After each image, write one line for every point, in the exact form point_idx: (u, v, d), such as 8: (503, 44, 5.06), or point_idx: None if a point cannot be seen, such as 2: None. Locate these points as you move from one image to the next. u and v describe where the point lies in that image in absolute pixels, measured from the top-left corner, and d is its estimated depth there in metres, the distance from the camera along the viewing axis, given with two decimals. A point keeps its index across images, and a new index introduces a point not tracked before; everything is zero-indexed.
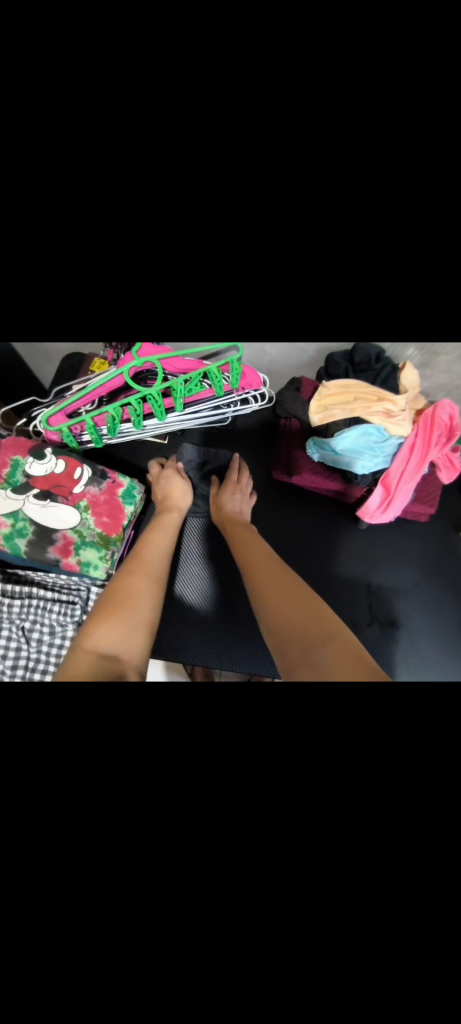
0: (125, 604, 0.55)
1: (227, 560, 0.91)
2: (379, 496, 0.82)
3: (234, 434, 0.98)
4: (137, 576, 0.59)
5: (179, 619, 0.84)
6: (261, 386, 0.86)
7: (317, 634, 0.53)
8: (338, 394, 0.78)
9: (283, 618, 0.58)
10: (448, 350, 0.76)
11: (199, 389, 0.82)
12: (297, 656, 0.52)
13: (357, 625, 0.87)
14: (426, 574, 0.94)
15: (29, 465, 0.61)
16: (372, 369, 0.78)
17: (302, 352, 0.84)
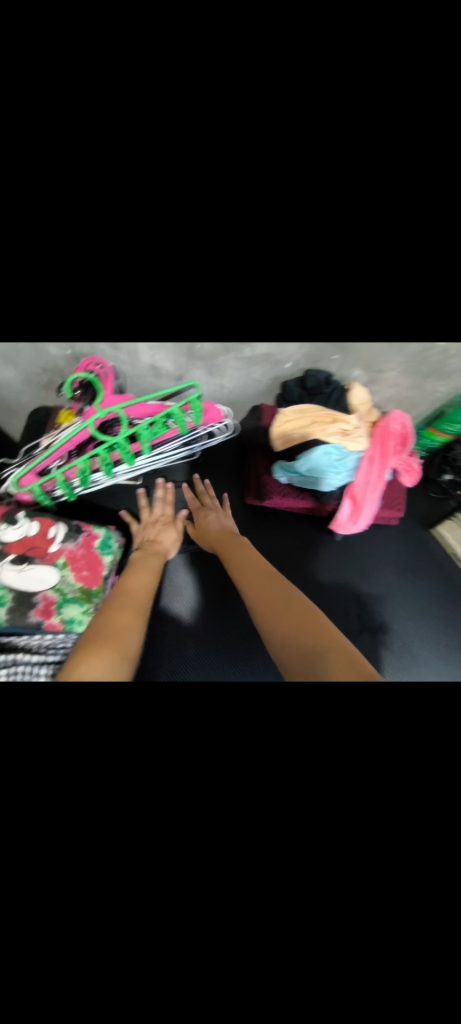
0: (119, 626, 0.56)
1: (216, 588, 0.92)
2: (347, 508, 0.86)
3: (205, 467, 1.01)
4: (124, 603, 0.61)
5: (175, 646, 0.85)
6: (223, 419, 0.90)
7: (313, 637, 0.57)
8: (295, 419, 0.82)
9: (281, 622, 0.62)
10: (390, 369, 0.81)
11: (165, 430, 0.85)
12: (296, 658, 0.56)
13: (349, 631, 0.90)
14: (407, 572, 0.98)
15: (2, 531, 0.62)
16: (325, 391, 0.83)
17: (258, 384, 0.88)
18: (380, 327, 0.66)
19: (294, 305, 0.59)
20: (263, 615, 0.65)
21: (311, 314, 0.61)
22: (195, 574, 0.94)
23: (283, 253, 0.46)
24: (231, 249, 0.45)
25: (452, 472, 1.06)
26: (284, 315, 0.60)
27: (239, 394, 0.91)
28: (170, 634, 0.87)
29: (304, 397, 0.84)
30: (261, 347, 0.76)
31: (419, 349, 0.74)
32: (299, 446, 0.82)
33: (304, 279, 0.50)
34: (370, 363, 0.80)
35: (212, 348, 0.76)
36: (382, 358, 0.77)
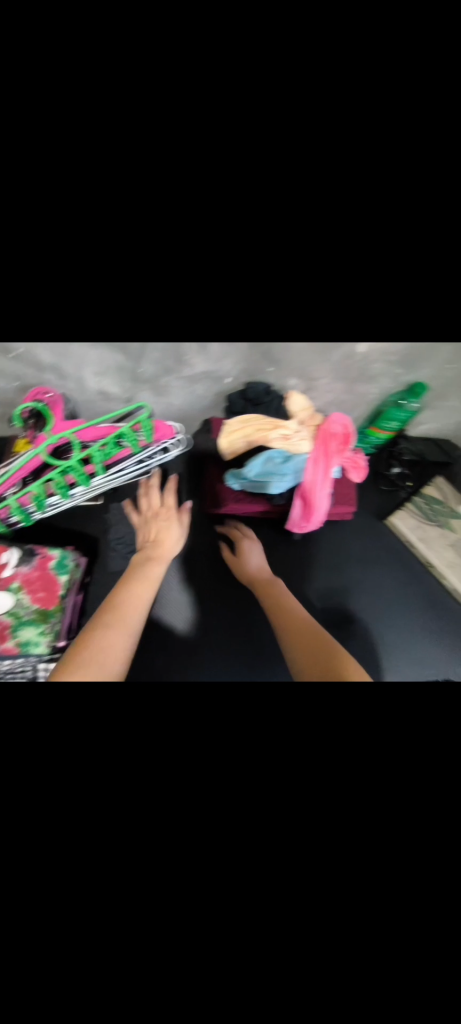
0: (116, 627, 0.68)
1: (186, 598, 0.98)
2: (298, 506, 0.91)
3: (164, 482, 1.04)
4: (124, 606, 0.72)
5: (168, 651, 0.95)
6: (174, 435, 0.94)
7: (320, 646, 0.80)
8: (241, 428, 0.87)
9: (293, 635, 0.84)
10: (323, 375, 0.87)
11: (118, 450, 0.88)
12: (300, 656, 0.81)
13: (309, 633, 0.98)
14: (367, 570, 1.05)
15: None
16: (265, 403, 0.88)
17: (204, 400, 0.92)
18: (300, 329, 0.72)
19: (209, 305, 0.63)
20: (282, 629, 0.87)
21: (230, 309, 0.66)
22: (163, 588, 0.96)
23: (175, 242, 0.51)
24: (145, 246, 0.51)
25: (398, 465, 1.13)
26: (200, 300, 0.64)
27: (188, 409, 0.95)
28: (165, 640, 0.95)
29: (247, 410, 0.89)
30: (199, 366, 0.81)
31: (344, 356, 0.81)
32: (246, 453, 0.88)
33: (201, 257, 0.54)
34: (303, 372, 0.86)
35: (153, 370, 0.81)
36: (312, 366, 0.83)
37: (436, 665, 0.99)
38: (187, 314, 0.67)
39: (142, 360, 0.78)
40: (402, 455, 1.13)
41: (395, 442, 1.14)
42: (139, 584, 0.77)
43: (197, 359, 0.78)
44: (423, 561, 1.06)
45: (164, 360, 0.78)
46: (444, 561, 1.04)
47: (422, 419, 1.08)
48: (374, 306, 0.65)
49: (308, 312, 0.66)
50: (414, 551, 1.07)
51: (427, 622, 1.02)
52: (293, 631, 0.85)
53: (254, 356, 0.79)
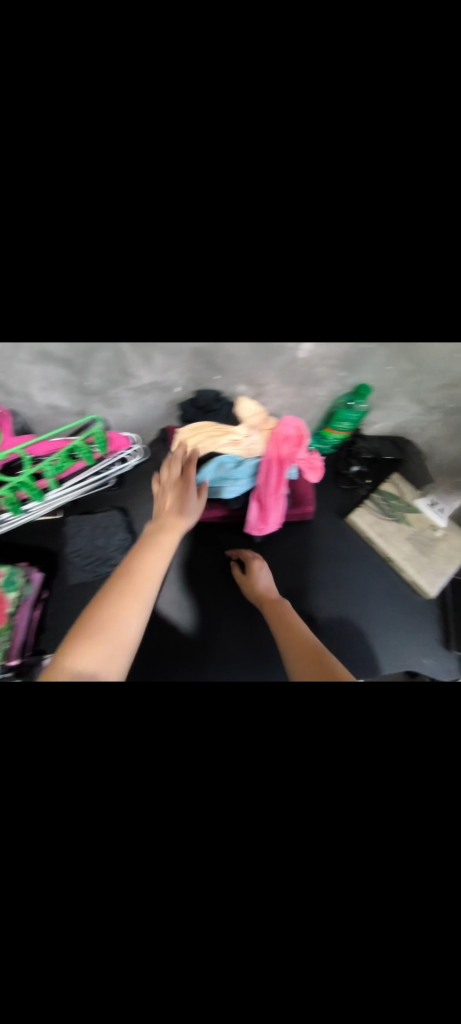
0: (115, 617, 0.70)
1: (181, 603, 1.02)
2: (254, 509, 0.94)
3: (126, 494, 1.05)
4: (124, 595, 0.73)
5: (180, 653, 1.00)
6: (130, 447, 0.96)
7: (315, 653, 0.84)
8: (192, 435, 0.90)
9: (289, 641, 0.88)
10: (271, 382, 0.90)
11: (71, 464, 0.89)
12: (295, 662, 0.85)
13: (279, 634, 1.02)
14: (340, 570, 1.08)
15: None
16: (216, 409, 0.90)
17: (158, 410, 0.94)
18: (237, 337, 0.74)
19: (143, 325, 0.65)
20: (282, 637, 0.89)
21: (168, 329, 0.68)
22: None
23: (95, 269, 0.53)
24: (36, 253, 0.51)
25: (357, 463, 1.18)
26: (138, 328, 0.66)
27: (143, 421, 0.96)
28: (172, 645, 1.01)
29: (198, 417, 0.91)
30: (147, 378, 0.82)
31: (287, 361, 0.83)
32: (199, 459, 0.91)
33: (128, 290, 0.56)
34: (251, 380, 0.88)
35: (100, 384, 0.81)
36: (258, 373, 0.86)
37: (399, 658, 1.03)
38: (122, 328, 0.69)
39: (87, 375, 0.78)
40: (361, 454, 1.18)
41: (353, 441, 1.17)
42: (140, 569, 0.78)
43: (143, 372, 0.79)
44: (383, 555, 1.09)
45: (110, 374, 0.79)
46: (402, 554, 1.07)
47: (375, 416, 1.11)
48: (294, 315, 0.71)
49: (243, 324, 0.68)
50: (373, 546, 1.10)
51: (406, 620, 1.05)
52: (289, 639, 0.88)
53: (199, 366, 0.81)
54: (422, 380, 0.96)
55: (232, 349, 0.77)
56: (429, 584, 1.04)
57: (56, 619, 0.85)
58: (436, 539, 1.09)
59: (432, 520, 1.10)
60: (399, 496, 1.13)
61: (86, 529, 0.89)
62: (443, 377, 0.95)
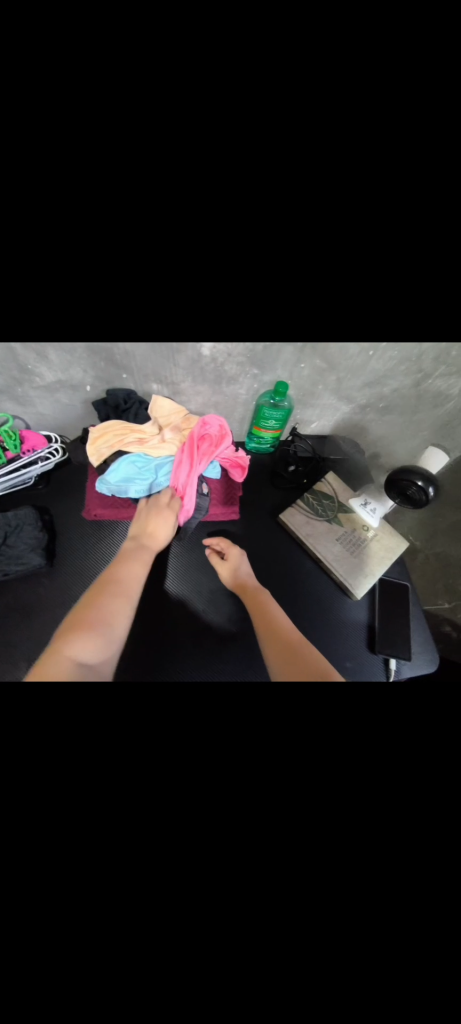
0: (105, 611, 0.70)
1: (209, 597, 1.00)
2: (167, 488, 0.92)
3: (52, 492, 0.99)
4: (113, 595, 0.73)
5: (204, 648, 0.93)
6: (47, 444, 0.96)
7: (304, 653, 0.82)
8: (103, 435, 0.90)
9: (274, 640, 0.85)
10: (185, 382, 0.90)
11: None
12: (281, 661, 0.81)
13: (223, 632, 0.96)
14: (273, 571, 1.05)
15: None
16: (127, 408, 0.90)
17: (74, 411, 0.94)
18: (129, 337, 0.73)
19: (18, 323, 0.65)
20: (268, 635, 0.86)
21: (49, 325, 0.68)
22: (41, 610, 0.87)
23: None
24: None
25: (294, 464, 1.14)
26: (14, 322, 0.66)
27: (62, 421, 0.96)
28: (197, 638, 0.95)
29: (110, 416, 0.90)
30: (50, 376, 0.82)
31: (192, 359, 0.83)
32: (110, 457, 0.90)
33: None
34: (163, 380, 0.89)
35: (2, 380, 0.81)
36: (168, 373, 0.86)
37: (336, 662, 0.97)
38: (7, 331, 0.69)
39: None
40: (298, 455, 1.16)
41: (287, 441, 1.17)
42: (126, 574, 0.79)
43: (42, 369, 0.79)
44: (313, 554, 1.07)
45: (9, 371, 0.79)
46: (330, 553, 1.05)
47: (307, 415, 1.11)
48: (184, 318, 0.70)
49: (127, 326, 0.68)
50: (304, 545, 1.08)
51: (342, 618, 1.02)
52: (274, 636, 0.86)
53: (101, 365, 0.81)
54: (343, 380, 0.96)
55: (130, 349, 0.78)
56: (357, 584, 1.03)
57: None
58: (367, 538, 1.07)
59: (364, 520, 1.09)
60: (332, 495, 1.11)
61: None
62: (361, 377, 0.96)
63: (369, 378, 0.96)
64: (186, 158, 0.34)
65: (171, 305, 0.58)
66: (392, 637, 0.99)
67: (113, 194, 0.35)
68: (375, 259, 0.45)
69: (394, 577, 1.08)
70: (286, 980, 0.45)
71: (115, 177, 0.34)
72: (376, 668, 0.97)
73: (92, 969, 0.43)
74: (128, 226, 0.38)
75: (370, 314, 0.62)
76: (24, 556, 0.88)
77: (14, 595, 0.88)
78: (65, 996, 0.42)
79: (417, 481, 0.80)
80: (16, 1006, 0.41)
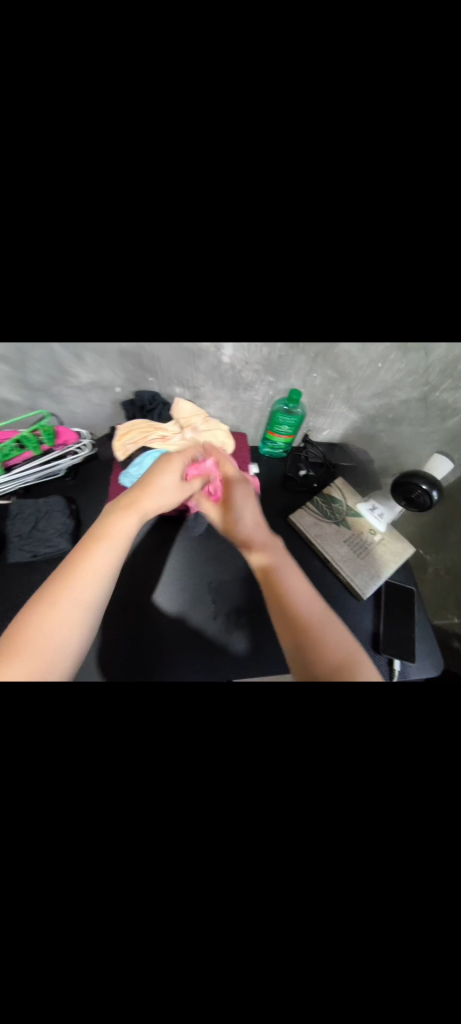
0: (55, 612, 0.64)
1: (205, 597, 1.04)
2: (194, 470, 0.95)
3: (78, 484, 1.08)
4: (65, 594, 0.66)
5: (199, 648, 0.97)
6: (78, 440, 1.05)
7: (323, 652, 0.73)
8: (130, 433, 0.99)
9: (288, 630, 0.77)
10: (205, 386, 0.98)
11: (20, 450, 0.99)
12: (294, 652, 0.75)
13: (221, 632, 0.99)
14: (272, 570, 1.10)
15: None
16: (152, 407, 0.98)
17: (104, 411, 1.03)
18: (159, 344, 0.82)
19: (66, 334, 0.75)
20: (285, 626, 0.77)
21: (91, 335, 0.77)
22: None
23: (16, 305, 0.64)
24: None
25: (305, 468, 1.20)
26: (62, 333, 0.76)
27: (93, 419, 1.06)
28: (194, 638, 0.98)
29: (136, 415, 0.99)
30: (85, 377, 0.91)
31: (213, 366, 0.91)
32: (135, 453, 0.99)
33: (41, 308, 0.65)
34: (185, 384, 0.97)
35: (43, 380, 0.91)
36: (190, 377, 0.94)
37: None
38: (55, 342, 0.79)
39: (29, 372, 0.88)
40: (309, 460, 1.21)
41: (299, 446, 1.23)
42: (89, 563, 0.70)
43: (79, 371, 0.89)
44: (320, 555, 1.11)
45: (50, 372, 0.88)
46: (337, 554, 1.08)
47: (318, 422, 1.17)
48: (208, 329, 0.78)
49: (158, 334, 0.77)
50: (311, 546, 1.12)
51: (347, 617, 1.05)
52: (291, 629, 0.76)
53: (131, 369, 0.90)
54: (353, 388, 1.02)
55: (157, 353, 0.86)
56: (362, 585, 1.05)
57: None
58: (373, 541, 1.11)
59: (371, 524, 1.13)
60: (340, 499, 1.16)
61: (29, 511, 0.97)
62: (370, 387, 1.01)
63: (379, 389, 1.02)
64: (217, 202, 0.40)
65: (198, 312, 0.66)
66: (396, 638, 1.01)
67: (157, 226, 0.43)
68: (376, 273, 0.52)
69: (400, 580, 1.11)
70: (284, 955, 0.46)
71: (177, 256, 0.48)
72: (381, 667, 0.99)
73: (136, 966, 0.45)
74: (170, 255, 0.46)
75: (375, 318, 0.69)
76: (51, 541, 0.95)
77: (40, 577, 0.95)
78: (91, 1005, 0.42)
79: (421, 481, 0.85)
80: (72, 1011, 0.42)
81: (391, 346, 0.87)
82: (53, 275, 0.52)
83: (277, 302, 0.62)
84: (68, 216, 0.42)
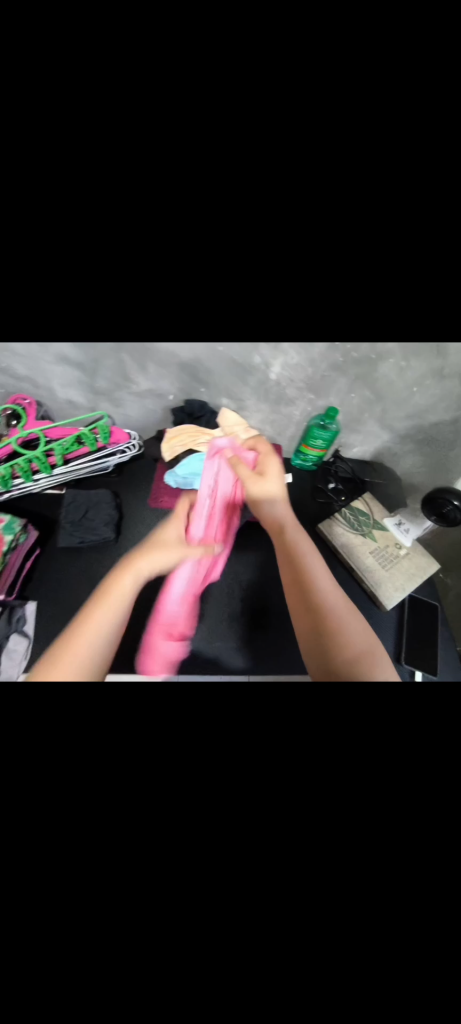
0: (80, 636, 0.83)
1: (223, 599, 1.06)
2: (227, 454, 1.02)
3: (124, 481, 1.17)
4: (87, 624, 0.86)
5: (217, 650, 1.01)
6: (129, 440, 1.14)
7: (340, 645, 0.87)
8: (179, 435, 1.08)
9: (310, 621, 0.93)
10: (249, 399, 1.07)
11: (78, 447, 1.08)
12: (314, 638, 0.90)
13: (237, 636, 1.03)
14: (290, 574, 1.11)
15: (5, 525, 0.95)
16: (200, 414, 1.07)
17: (155, 415, 1.13)
18: (216, 358, 0.91)
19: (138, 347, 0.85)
20: (308, 617, 0.92)
21: (159, 348, 0.87)
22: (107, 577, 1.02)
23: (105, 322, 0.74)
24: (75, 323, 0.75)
25: (334, 481, 1.26)
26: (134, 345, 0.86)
27: (143, 422, 1.15)
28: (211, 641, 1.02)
29: (185, 421, 1.08)
30: (144, 385, 1.01)
31: (260, 380, 1.00)
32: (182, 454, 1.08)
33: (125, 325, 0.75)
34: (231, 396, 1.06)
35: (107, 386, 1.01)
36: (237, 390, 1.03)
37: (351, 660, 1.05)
38: (126, 352, 0.89)
39: (97, 378, 0.98)
40: (338, 474, 1.27)
41: (329, 460, 1.29)
42: (105, 603, 0.91)
43: (141, 379, 0.99)
44: (345, 563, 1.16)
45: (115, 379, 0.98)
46: (362, 565, 1.13)
47: (350, 439, 1.24)
48: (263, 347, 0.87)
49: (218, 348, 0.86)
50: (338, 555, 1.17)
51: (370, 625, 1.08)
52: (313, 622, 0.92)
53: (186, 379, 1.00)
54: (386, 410, 1.09)
55: (211, 367, 0.96)
56: (385, 594, 1.09)
57: (41, 574, 1.01)
58: (399, 555, 1.14)
59: (397, 538, 1.16)
60: (367, 512, 1.21)
61: (81, 501, 1.07)
62: (403, 410, 1.08)
63: (412, 412, 1.08)
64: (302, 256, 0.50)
65: (259, 327, 0.75)
66: (418, 649, 1.04)
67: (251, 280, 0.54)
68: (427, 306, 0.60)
69: (423, 595, 1.14)
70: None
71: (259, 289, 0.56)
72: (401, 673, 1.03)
73: (181, 957, 0.47)
74: (254, 287, 0.55)
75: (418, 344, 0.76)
76: (98, 530, 1.04)
77: (86, 562, 1.03)
78: (135, 987, 0.44)
79: (453, 497, 0.92)
80: (123, 996, 0.45)
81: (426, 371, 0.94)
82: (167, 317, 0.68)
83: (330, 325, 0.70)
84: (177, 259, 0.52)
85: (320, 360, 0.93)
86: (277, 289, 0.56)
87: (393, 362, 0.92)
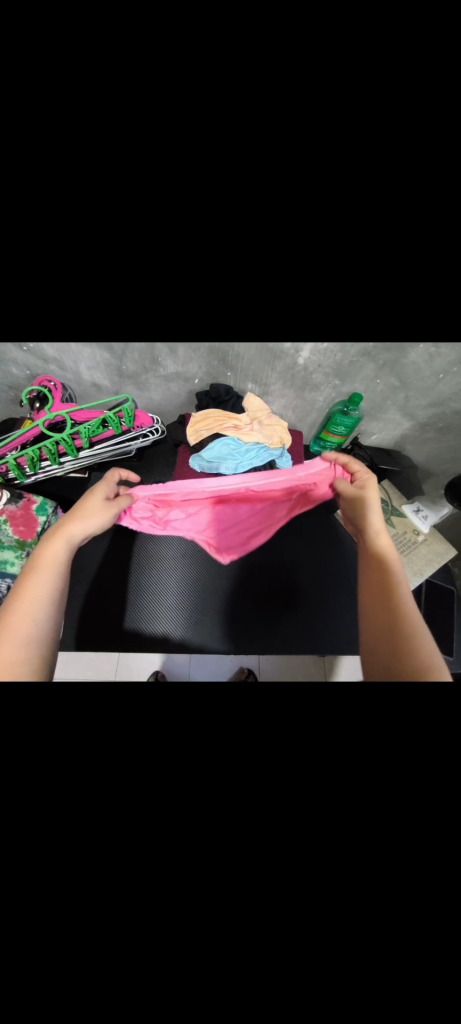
0: (30, 589, 0.72)
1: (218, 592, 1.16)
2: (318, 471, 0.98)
3: (147, 466, 1.19)
4: (34, 572, 0.75)
5: (206, 639, 1.11)
6: (153, 423, 1.12)
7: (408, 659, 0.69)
8: (204, 419, 1.08)
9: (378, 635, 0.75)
10: (274, 383, 1.07)
11: (102, 431, 1.07)
12: (376, 653, 0.74)
13: (227, 627, 1.13)
14: (280, 566, 1.20)
15: (38, 505, 0.97)
16: (226, 398, 1.08)
17: (179, 398, 1.13)
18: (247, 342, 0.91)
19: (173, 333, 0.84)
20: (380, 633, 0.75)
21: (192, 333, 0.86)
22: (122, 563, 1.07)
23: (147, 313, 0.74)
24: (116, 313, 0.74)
25: None
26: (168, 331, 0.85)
27: (166, 404, 1.16)
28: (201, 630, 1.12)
29: (210, 405, 1.08)
30: (172, 367, 1.01)
31: (288, 365, 1.00)
32: (207, 439, 1.09)
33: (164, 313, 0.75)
34: (257, 381, 1.06)
35: (134, 368, 1.01)
36: (263, 375, 1.04)
37: (331, 643, 1.13)
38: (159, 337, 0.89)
39: (125, 361, 0.98)
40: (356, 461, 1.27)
41: (347, 447, 1.30)
42: (47, 556, 0.77)
43: (168, 362, 0.98)
44: None
45: (143, 361, 0.98)
46: None
47: (370, 425, 1.24)
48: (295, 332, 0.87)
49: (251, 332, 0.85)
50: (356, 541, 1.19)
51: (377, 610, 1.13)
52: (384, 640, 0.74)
53: (214, 362, 0.99)
54: (410, 398, 1.09)
55: (239, 352, 0.96)
56: None
57: None
58: (417, 541, 1.17)
59: (415, 525, 1.19)
60: (386, 499, 1.23)
61: None
62: (427, 398, 1.07)
63: (436, 401, 1.07)
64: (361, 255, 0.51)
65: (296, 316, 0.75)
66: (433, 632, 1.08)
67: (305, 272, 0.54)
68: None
69: (440, 580, 1.16)
70: None
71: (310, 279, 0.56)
72: None
73: None
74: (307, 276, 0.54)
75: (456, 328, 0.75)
76: None
77: None
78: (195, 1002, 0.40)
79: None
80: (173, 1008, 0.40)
81: (455, 360, 0.93)
82: (210, 303, 0.66)
83: (370, 319, 0.71)
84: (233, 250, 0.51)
85: (350, 346, 0.93)
86: (325, 286, 0.56)
87: (423, 348, 0.91)
